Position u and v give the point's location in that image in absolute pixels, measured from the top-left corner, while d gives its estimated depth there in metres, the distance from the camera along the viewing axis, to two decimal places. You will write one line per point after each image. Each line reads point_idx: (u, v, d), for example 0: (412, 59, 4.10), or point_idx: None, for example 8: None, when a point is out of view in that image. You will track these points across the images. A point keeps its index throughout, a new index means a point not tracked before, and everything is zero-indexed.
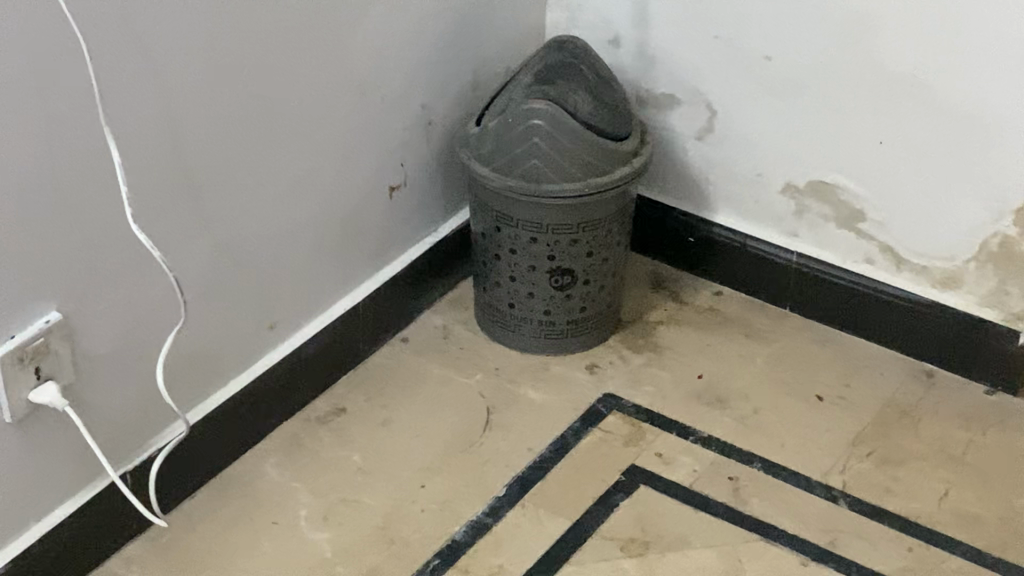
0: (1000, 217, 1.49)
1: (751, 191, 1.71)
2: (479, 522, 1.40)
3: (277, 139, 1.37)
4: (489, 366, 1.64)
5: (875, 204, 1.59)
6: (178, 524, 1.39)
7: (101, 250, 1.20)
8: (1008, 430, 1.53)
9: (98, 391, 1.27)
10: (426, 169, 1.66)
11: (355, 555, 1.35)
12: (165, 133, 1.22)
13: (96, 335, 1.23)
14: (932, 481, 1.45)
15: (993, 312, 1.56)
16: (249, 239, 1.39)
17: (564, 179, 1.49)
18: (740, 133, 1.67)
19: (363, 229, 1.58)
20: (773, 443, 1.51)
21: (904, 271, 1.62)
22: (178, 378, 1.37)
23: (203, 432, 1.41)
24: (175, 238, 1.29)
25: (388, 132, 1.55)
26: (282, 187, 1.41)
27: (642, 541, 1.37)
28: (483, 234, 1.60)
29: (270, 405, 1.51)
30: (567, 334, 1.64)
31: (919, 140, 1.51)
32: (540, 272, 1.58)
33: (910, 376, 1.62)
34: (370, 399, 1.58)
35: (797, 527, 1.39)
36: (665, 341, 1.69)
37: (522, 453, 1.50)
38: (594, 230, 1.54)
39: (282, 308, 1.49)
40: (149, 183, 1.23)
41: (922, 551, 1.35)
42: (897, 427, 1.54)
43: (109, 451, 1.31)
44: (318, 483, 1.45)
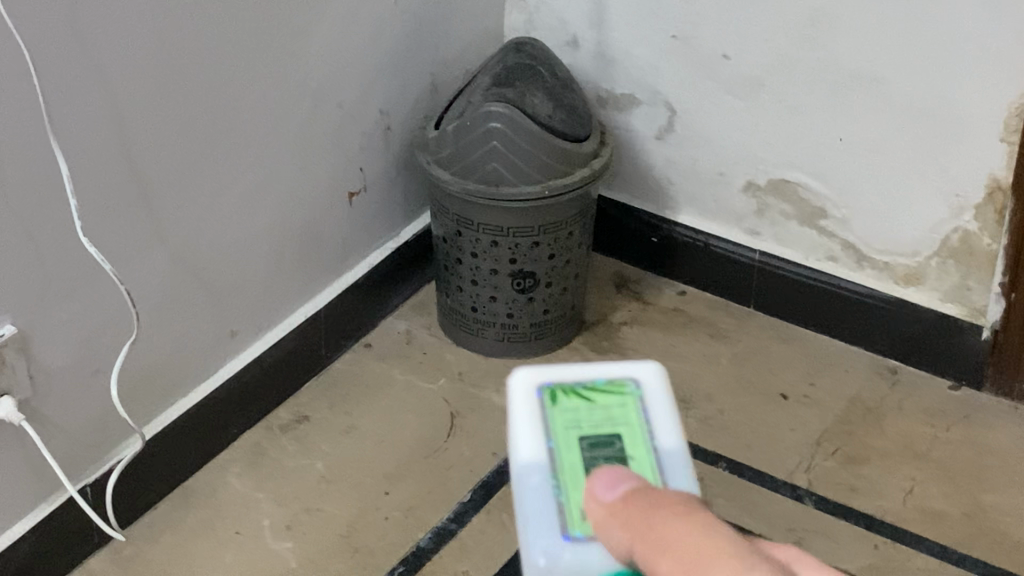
0: (960, 212, 1.49)
1: (713, 190, 1.71)
2: (444, 529, 1.39)
3: (232, 147, 1.36)
4: (452, 371, 1.63)
5: (837, 202, 1.59)
6: (139, 537, 1.38)
7: (54, 263, 1.18)
8: (972, 425, 1.53)
9: (54, 405, 1.25)
10: (386, 174, 1.65)
11: (318, 564, 1.34)
12: (117, 146, 1.21)
13: (51, 348, 1.22)
14: (897, 478, 1.45)
15: (955, 307, 1.56)
16: (205, 249, 1.38)
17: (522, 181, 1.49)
18: (701, 133, 1.67)
19: (322, 236, 1.57)
20: (738, 443, 1.51)
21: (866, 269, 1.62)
22: (135, 391, 1.35)
23: (163, 443, 1.40)
24: (129, 250, 1.27)
25: (346, 138, 1.54)
26: (239, 195, 1.40)
27: None
28: (444, 238, 1.59)
29: (232, 414, 1.50)
30: (530, 337, 1.64)
31: (878, 137, 1.51)
32: (501, 275, 1.57)
33: (874, 373, 1.62)
34: (333, 406, 1.57)
35: (763, 527, 1.38)
36: (629, 342, 1.69)
37: (487, 458, 1.49)
38: (554, 233, 1.54)
39: (242, 316, 1.48)
40: (101, 197, 1.21)
41: (888, 548, 1.35)
42: (862, 424, 1.53)
43: (65, 466, 1.30)
44: (281, 492, 1.44)
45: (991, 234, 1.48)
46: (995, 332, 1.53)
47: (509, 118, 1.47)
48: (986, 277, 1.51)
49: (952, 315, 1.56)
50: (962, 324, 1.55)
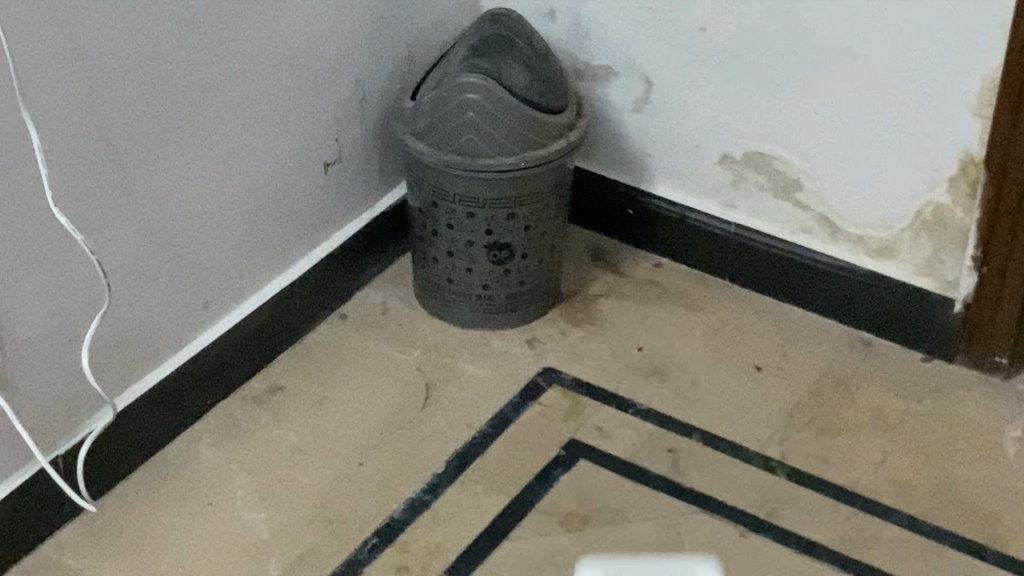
0: (932, 186, 1.49)
1: (689, 162, 1.71)
2: (417, 499, 1.40)
3: (205, 117, 1.35)
4: (427, 342, 1.64)
5: (811, 175, 1.59)
6: (112, 507, 1.38)
7: (26, 235, 1.18)
8: (944, 397, 1.54)
9: (26, 376, 1.25)
10: (362, 144, 1.64)
11: (292, 535, 1.35)
12: (88, 118, 1.20)
13: (23, 319, 1.22)
14: (869, 449, 1.46)
15: (928, 281, 1.57)
16: (179, 220, 1.37)
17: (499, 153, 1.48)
18: (677, 105, 1.67)
19: (297, 207, 1.56)
20: (711, 415, 1.51)
21: (841, 242, 1.62)
22: (107, 362, 1.35)
23: (136, 413, 1.40)
24: (100, 222, 1.27)
25: (321, 109, 1.53)
26: (213, 166, 1.39)
27: (579, 516, 1.37)
28: (419, 209, 1.59)
29: (206, 385, 1.50)
30: (505, 308, 1.64)
31: (853, 110, 1.51)
32: (476, 247, 1.57)
33: (847, 346, 1.63)
34: (308, 376, 1.57)
35: (735, 499, 1.40)
36: (605, 314, 1.69)
37: (461, 428, 1.50)
38: (529, 204, 1.54)
39: (216, 286, 1.48)
40: (71, 169, 1.21)
41: (858, 520, 1.37)
42: (835, 396, 1.54)
43: (37, 437, 1.30)
44: (254, 463, 1.44)
45: (964, 208, 1.48)
46: (967, 305, 1.54)
47: (487, 89, 1.46)
48: (959, 250, 1.51)
49: (926, 288, 1.57)
50: (935, 297, 1.56)
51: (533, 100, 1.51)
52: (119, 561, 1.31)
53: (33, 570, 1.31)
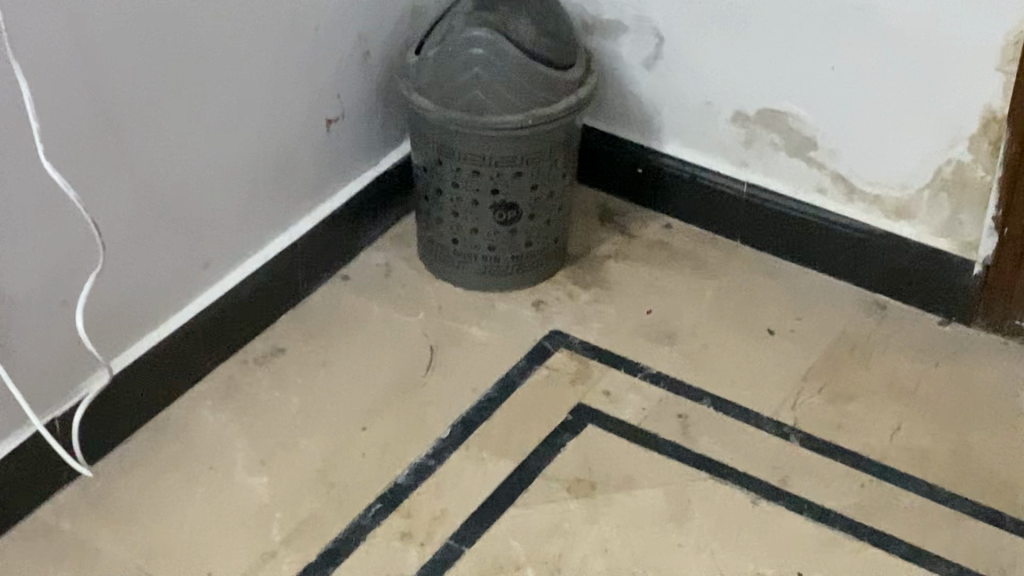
0: (952, 144, 1.45)
1: (701, 120, 1.66)
2: (421, 465, 1.36)
3: (204, 71, 1.31)
4: (432, 304, 1.60)
5: (827, 133, 1.55)
6: (109, 472, 1.35)
7: (18, 191, 1.14)
8: (962, 361, 1.50)
9: (20, 338, 1.22)
10: (365, 101, 1.60)
11: (293, 501, 1.32)
12: (81, 71, 1.16)
13: (16, 278, 1.18)
14: (885, 415, 1.43)
15: (947, 242, 1.53)
16: (177, 177, 1.33)
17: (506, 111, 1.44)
18: (689, 61, 1.62)
19: (299, 165, 1.52)
20: (723, 379, 1.48)
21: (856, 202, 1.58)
22: (103, 323, 1.32)
23: (133, 376, 1.36)
24: (95, 178, 1.23)
25: (323, 64, 1.49)
26: (212, 121, 1.35)
27: (588, 483, 1.34)
28: (424, 168, 1.55)
29: (206, 348, 1.46)
30: (512, 270, 1.60)
31: (871, 66, 1.47)
32: (483, 206, 1.53)
33: (862, 309, 1.59)
34: (310, 339, 1.53)
35: (747, 465, 1.36)
36: (614, 276, 1.65)
37: (466, 392, 1.46)
38: (537, 163, 1.50)
39: (215, 246, 1.44)
40: (65, 123, 1.17)
41: (874, 488, 1.33)
42: (850, 360, 1.51)
43: (32, 399, 1.26)
44: (255, 427, 1.41)
45: (985, 167, 1.44)
46: (986, 267, 1.50)
47: (492, 45, 1.42)
48: (979, 210, 1.47)
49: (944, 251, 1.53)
50: (952, 260, 1.52)
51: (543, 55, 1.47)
52: (116, 527, 1.28)
53: (29, 536, 1.27)
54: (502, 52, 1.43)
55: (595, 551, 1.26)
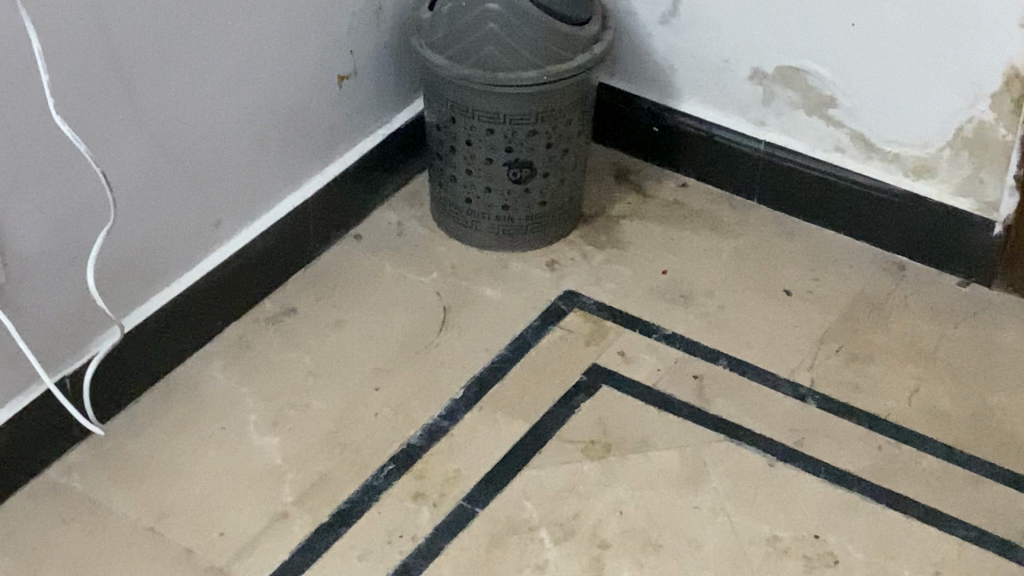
0: (975, 101, 1.43)
1: (718, 77, 1.64)
2: (434, 425, 1.35)
3: (214, 25, 1.29)
4: (445, 264, 1.58)
5: (846, 90, 1.53)
6: (120, 431, 1.34)
7: (27, 147, 1.13)
8: (981, 322, 1.48)
9: (29, 295, 1.20)
10: (377, 57, 1.58)
11: (306, 461, 1.31)
12: (91, 24, 1.14)
13: (24, 235, 1.17)
14: (903, 376, 1.41)
15: (967, 201, 1.51)
16: (186, 133, 1.32)
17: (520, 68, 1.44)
18: (706, 18, 1.60)
19: (310, 122, 1.50)
20: (739, 340, 1.46)
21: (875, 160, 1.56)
22: (113, 281, 1.30)
23: (144, 335, 1.35)
24: (104, 133, 1.21)
25: (335, 19, 1.47)
26: (221, 77, 1.33)
27: (602, 444, 1.33)
28: (437, 126, 1.53)
29: (217, 306, 1.45)
30: (525, 229, 1.58)
31: (892, 22, 1.44)
32: (496, 165, 1.51)
33: (881, 269, 1.57)
34: (322, 298, 1.52)
35: (764, 427, 1.35)
36: (629, 235, 1.63)
37: (479, 353, 1.45)
38: (552, 120, 1.47)
39: (225, 204, 1.42)
40: (74, 77, 1.15)
41: (892, 450, 1.32)
42: (868, 321, 1.49)
43: (42, 358, 1.25)
44: (266, 387, 1.39)
45: (1007, 124, 1.42)
46: (1006, 227, 1.48)
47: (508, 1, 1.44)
48: (1000, 168, 1.45)
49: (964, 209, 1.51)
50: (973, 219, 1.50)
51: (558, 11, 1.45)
52: (128, 487, 1.27)
53: (40, 496, 1.27)
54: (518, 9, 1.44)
55: (610, 513, 1.25)
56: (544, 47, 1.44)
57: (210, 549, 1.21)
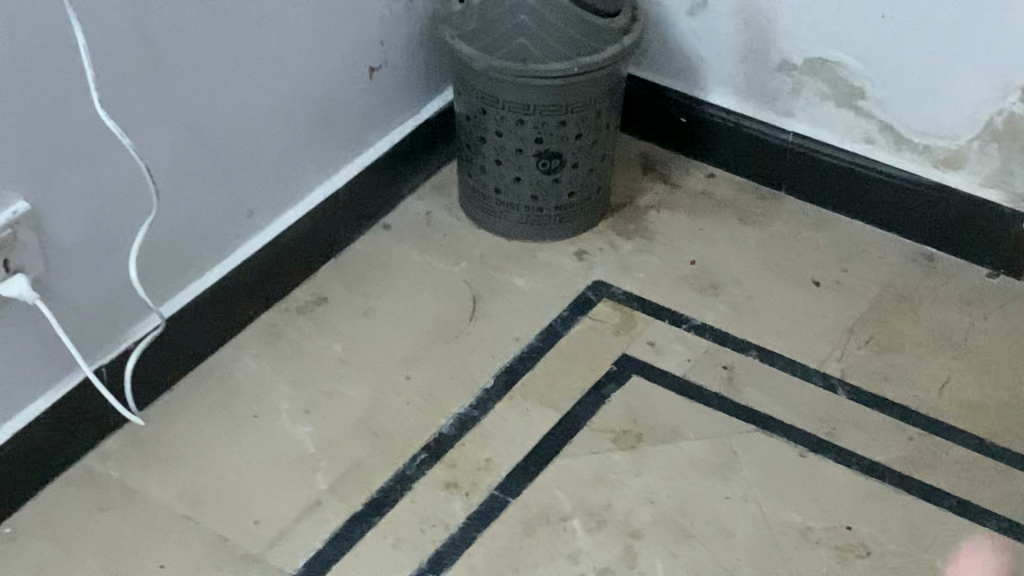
0: (1006, 93, 1.43)
1: (746, 68, 1.65)
2: (466, 414, 1.36)
3: (250, 16, 1.30)
4: (474, 253, 1.59)
5: (875, 81, 1.54)
6: (155, 419, 1.34)
7: (68, 136, 1.13)
8: (1008, 314, 1.49)
9: (68, 285, 1.21)
10: (408, 47, 1.58)
11: (340, 449, 1.32)
12: (132, 15, 1.15)
13: (65, 225, 1.17)
14: (932, 367, 1.42)
15: (995, 193, 1.51)
16: (221, 124, 1.32)
17: (551, 59, 1.44)
18: (736, 8, 1.60)
19: (341, 112, 1.51)
20: (768, 330, 1.47)
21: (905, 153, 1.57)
22: (149, 270, 1.31)
23: (178, 324, 1.36)
24: (142, 124, 1.21)
25: (367, 9, 1.47)
26: (256, 67, 1.34)
27: (634, 434, 1.34)
28: (467, 116, 1.53)
29: (250, 295, 1.45)
30: (554, 220, 1.59)
31: (922, 13, 1.45)
32: (526, 156, 1.51)
33: (909, 260, 1.58)
34: (352, 287, 1.53)
35: (794, 417, 1.36)
36: (656, 225, 1.64)
37: (510, 342, 1.45)
38: (582, 111, 1.48)
39: (258, 194, 1.43)
40: (115, 69, 1.15)
41: (922, 441, 1.33)
42: (895, 312, 1.50)
43: (80, 345, 1.26)
44: (299, 375, 1.40)
45: None
46: None
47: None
48: None
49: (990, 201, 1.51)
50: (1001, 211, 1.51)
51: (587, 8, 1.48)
52: (163, 474, 1.28)
53: (76, 482, 1.27)
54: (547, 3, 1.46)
55: (642, 502, 1.26)
56: (574, 39, 1.45)
57: (245, 536, 1.22)
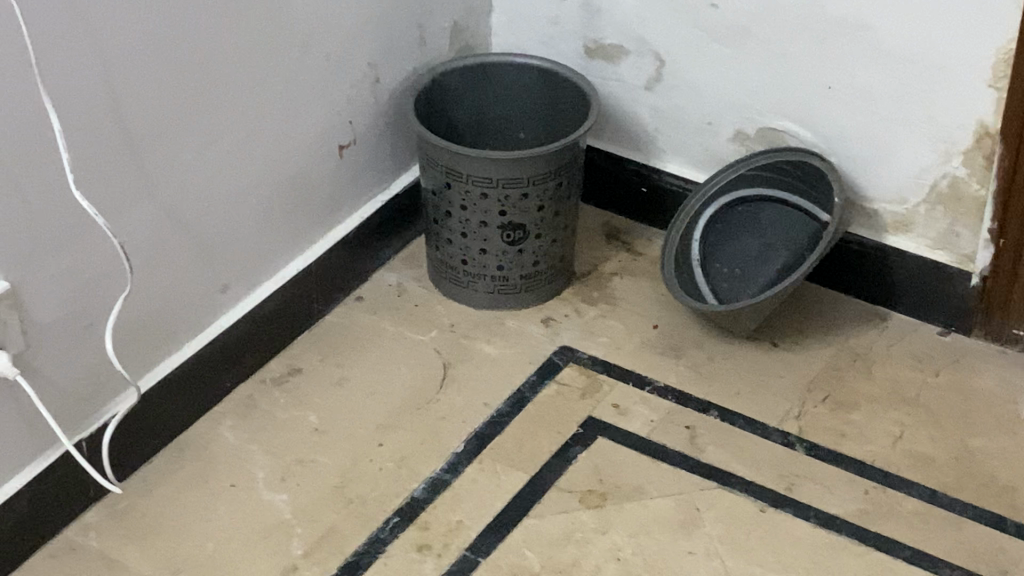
0: (947, 158, 1.50)
1: (702, 139, 1.71)
2: (437, 478, 1.40)
3: (221, 99, 1.35)
4: (444, 323, 1.64)
5: (825, 148, 1.60)
6: (134, 490, 1.38)
7: (45, 219, 1.19)
8: (961, 370, 1.55)
9: (47, 362, 1.26)
10: (375, 126, 1.65)
11: (314, 514, 1.36)
12: (105, 103, 1.20)
13: (44, 303, 1.22)
14: (887, 424, 1.47)
15: (944, 254, 1.58)
16: (194, 204, 1.37)
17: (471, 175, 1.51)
18: (689, 81, 1.67)
19: (312, 189, 1.57)
20: (728, 390, 1.52)
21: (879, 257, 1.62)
22: (127, 345, 1.36)
23: (154, 398, 1.40)
24: (117, 205, 1.27)
25: (334, 92, 1.53)
26: (228, 147, 1.39)
27: (599, 493, 1.38)
28: (433, 191, 1.59)
29: (225, 367, 1.50)
30: (520, 289, 1.64)
31: (866, 82, 1.52)
32: (491, 228, 1.57)
33: (864, 321, 1.64)
34: (325, 357, 1.58)
35: (754, 474, 1.40)
36: (620, 292, 1.69)
37: (478, 408, 1.50)
38: (543, 184, 1.54)
39: (232, 270, 1.48)
40: (90, 153, 1.21)
41: (877, 493, 1.38)
42: (851, 371, 1.55)
43: (59, 420, 1.30)
44: (274, 444, 1.45)
45: (979, 179, 1.49)
46: (983, 277, 1.55)
47: (538, 174, 1.52)
48: (974, 223, 1.52)
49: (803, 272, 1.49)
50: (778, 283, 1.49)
51: (530, 192, 1.53)
52: (143, 543, 1.32)
53: (58, 554, 1.31)
54: (533, 180, 1.52)
55: (608, 559, 1.30)
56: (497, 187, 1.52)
57: None
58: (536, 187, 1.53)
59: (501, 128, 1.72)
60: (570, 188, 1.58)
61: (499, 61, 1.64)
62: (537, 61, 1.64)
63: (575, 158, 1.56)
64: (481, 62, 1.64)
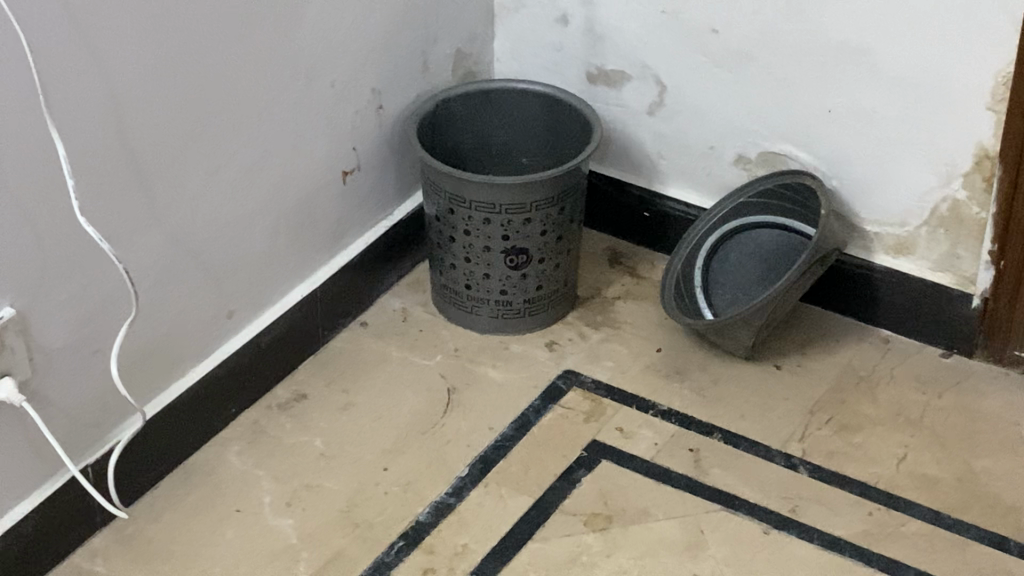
0: (948, 180, 1.51)
1: (704, 163, 1.72)
2: (442, 502, 1.41)
3: (226, 125, 1.37)
4: (449, 347, 1.65)
5: (827, 171, 1.61)
6: (141, 516, 1.39)
7: (51, 247, 1.20)
8: (964, 392, 1.55)
9: (53, 387, 1.27)
10: (379, 154, 1.66)
11: (320, 538, 1.36)
12: (111, 131, 1.22)
13: (50, 329, 1.23)
14: (891, 445, 1.48)
15: (945, 276, 1.58)
16: (199, 229, 1.38)
17: (475, 200, 1.52)
18: (691, 106, 1.68)
19: (316, 215, 1.58)
20: (731, 413, 1.53)
21: (880, 280, 1.63)
22: (133, 371, 1.37)
23: (160, 423, 1.41)
24: (122, 232, 1.28)
25: (339, 119, 1.55)
26: (233, 174, 1.40)
27: (604, 515, 1.38)
28: (437, 217, 1.60)
29: (231, 393, 1.51)
30: (524, 313, 1.65)
31: (867, 105, 1.52)
32: (494, 252, 1.58)
33: (867, 344, 1.64)
34: (330, 383, 1.59)
35: (757, 495, 1.41)
36: (624, 316, 1.70)
37: (483, 431, 1.51)
38: (546, 209, 1.54)
39: (239, 296, 1.49)
40: (97, 181, 1.22)
41: (881, 515, 1.38)
42: (854, 393, 1.56)
43: (66, 446, 1.31)
44: (280, 470, 1.45)
45: (980, 202, 1.50)
46: (985, 299, 1.56)
47: (541, 200, 1.53)
48: (976, 245, 1.53)
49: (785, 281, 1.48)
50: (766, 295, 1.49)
51: (533, 217, 1.54)
52: (150, 569, 1.33)
53: None
54: (536, 206, 1.53)
55: None
56: (502, 212, 1.53)
57: None
58: (540, 212, 1.54)
59: (505, 153, 1.73)
60: (574, 213, 1.59)
61: (502, 87, 1.66)
62: (540, 88, 1.65)
63: (578, 182, 1.57)
64: (484, 88, 1.66)
